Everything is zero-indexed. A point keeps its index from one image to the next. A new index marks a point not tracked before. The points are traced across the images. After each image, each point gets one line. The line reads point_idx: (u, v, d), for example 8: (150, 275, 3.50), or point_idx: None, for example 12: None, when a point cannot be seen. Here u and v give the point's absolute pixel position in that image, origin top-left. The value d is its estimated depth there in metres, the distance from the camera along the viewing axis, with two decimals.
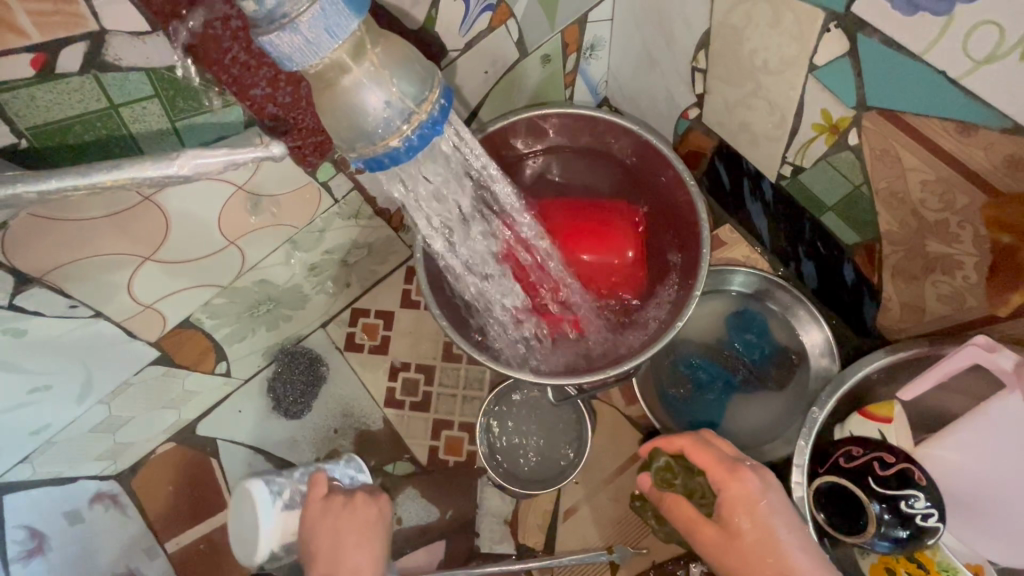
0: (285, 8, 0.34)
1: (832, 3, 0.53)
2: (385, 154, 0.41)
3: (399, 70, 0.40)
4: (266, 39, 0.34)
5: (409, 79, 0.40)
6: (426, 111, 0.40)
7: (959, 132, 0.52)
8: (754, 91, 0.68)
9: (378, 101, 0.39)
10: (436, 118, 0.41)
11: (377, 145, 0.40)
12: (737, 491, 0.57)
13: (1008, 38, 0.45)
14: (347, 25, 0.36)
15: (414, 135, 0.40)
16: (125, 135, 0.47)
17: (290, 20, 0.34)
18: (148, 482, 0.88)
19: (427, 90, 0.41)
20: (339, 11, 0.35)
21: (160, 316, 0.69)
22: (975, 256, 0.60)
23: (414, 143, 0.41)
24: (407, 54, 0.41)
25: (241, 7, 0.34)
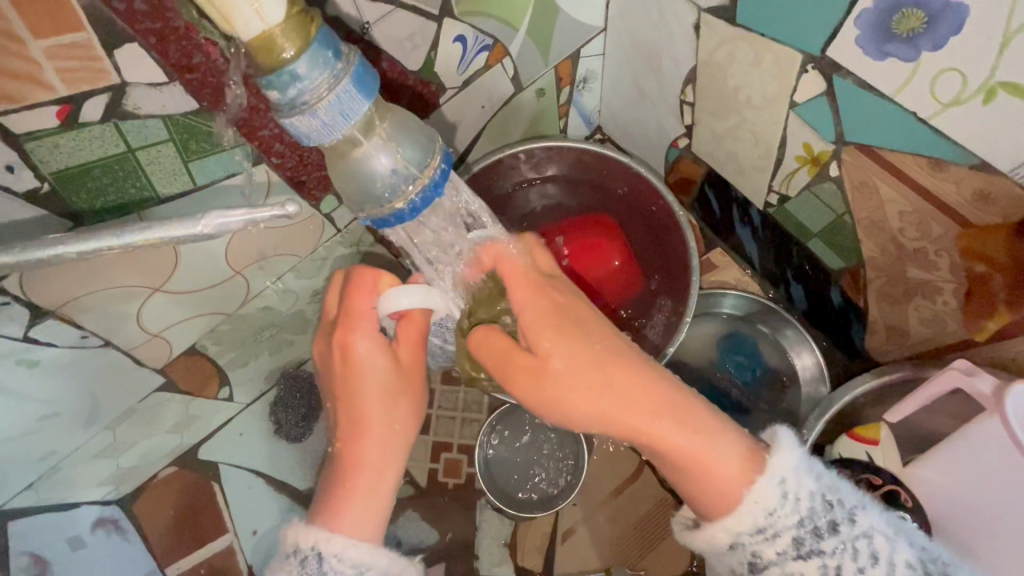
0: (304, 96, 0.37)
1: (809, 47, 0.56)
2: (391, 215, 0.44)
3: (404, 141, 0.43)
4: (288, 122, 0.38)
5: (413, 148, 0.44)
6: (428, 176, 0.44)
7: (932, 168, 0.55)
8: (739, 124, 0.71)
9: (386, 168, 0.43)
10: (437, 181, 0.44)
11: (384, 208, 0.44)
12: (532, 301, 0.52)
13: (970, 83, 0.48)
14: (358, 109, 0.39)
15: (418, 198, 0.43)
16: (141, 176, 0.50)
17: (308, 106, 0.37)
18: (149, 507, 0.88)
19: (429, 157, 0.44)
20: (350, 96, 0.38)
21: (166, 343, 0.71)
22: (952, 283, 0.63)
23: (417, 205, 0.44)
24: (411, 127, 0.45)
25: (265, 94, 0.38)
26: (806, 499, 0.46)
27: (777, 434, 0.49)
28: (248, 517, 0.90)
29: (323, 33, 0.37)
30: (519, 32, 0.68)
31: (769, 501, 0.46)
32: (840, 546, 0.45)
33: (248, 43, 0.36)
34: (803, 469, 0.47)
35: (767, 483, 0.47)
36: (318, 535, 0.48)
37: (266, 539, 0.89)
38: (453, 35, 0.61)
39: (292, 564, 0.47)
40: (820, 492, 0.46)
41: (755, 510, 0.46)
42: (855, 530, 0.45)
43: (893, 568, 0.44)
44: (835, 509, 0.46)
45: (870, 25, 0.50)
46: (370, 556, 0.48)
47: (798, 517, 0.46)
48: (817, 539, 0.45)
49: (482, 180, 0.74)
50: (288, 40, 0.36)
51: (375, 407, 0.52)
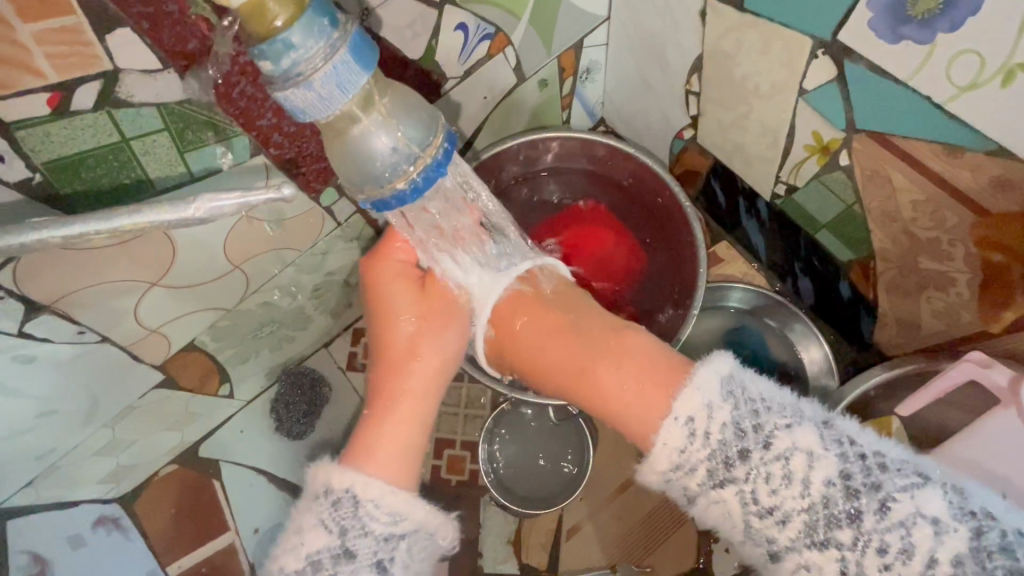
0: (300, 67, 0.36)
1: (819, 31, 0.54)
2: (391, 196, 0.43)
3: (405, 119, 0.42)
4: (283, 95, 0.37)
5: (414, 125, 0.43)
6: (431, 155, 0.43)
7: (946, 154, 0.54)
8: (746, 113, 0.70)
9: (385, 145, 0.42)
10: (440, 161, 0.43)
11: (384, 188, 0.42)
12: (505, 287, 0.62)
13: (988, 66, 0.46)
14: (357, 80, 0.38)
15: (420, 177, 0.42)
16: (135, 167, 0.49)
17: (305, 78, 0.36)
18: (150, 504, 0.87)
19: (431, 135, 0.43)
20: (349, 67, 0.37)
21: (165, 340, 0.70)
22: (966, 273, 0.62)
23: (420, 185, 0.43)
24: (413, 104, 0.43)
25: (258, 66, 0.36)
26: (719, 427, 0.46)
27: (705, 365, 0.49)
28: (249, 515, 0.89)
29: (318, 0, 0.36)
30: (521, 20, 0.66)
31: (678, 441, 0.48)
32: (753, 472, 0.45)
33: (238, 11, 0.34)
34: (717, 403, 0.47)
35: (673, 424, 0.48)
36: (351, 479, 0.51)
37: (268, 537, 0.88)
38: (455, 23, 0.60)
39: (323, 503, 0.50)
40: (736, 421, 0.46)
41: (666, 450, 0.48)
42: (772, 453, 0.45)
43: (810, 488, 0.43)
44: (748, 438, 0.45)
45: (884, 6, 0.48)
46: (404, 506, 0.51)
47: (710, 450, 0.46)
48: (728, 468, 0.46)
49: (485, 173, 0.74)
50: (281, 8, 0.34)
51: (402, 347, 0.59)
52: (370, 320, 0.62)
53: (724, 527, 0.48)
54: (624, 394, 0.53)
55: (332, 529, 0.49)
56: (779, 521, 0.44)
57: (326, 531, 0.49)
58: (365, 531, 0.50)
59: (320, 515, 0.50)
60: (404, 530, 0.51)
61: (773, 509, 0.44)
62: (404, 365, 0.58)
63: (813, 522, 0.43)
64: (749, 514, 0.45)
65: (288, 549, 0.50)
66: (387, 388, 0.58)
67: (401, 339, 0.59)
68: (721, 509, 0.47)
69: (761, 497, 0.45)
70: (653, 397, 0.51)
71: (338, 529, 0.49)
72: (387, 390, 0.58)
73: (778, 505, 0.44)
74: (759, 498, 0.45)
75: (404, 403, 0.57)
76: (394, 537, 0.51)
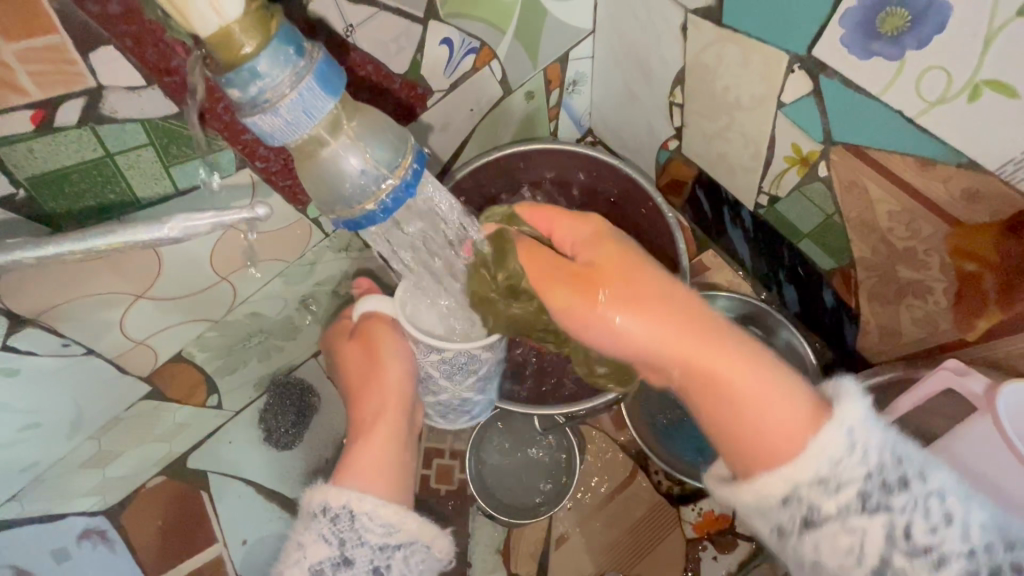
0: (266, 95, 0.37)
1: (795, 46, 0.55)
2: (362, 216, 0.44)
3: (375, 140, 0.43)
4: (251, 120, 0.38)
5: (383, 147, 0.43)
6: (400, 176, 0.43)
7: (919, 167, 0.55)
8: (728, 125, 0.71)
9: (355, 167, 0.42)
10: (410, 182, 0.44)
11: (354, 208, 0.43)
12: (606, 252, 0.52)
13: (955, 82, 0.48)
14: (323, 106, 0.38)
15: (389, 198, 0.43)
16: (120, 181, 0.49)
17: (271, 105, 0.37)
18: (138, 517, 0.87)
19: (400, 156, 0.44)
20: (314, 94, 0.38)
21: (152, 351, 0.71)
22: (943, 282, 0.63)
23: (389, 205, 0.43)
24: (382, 127, 0.44)
25: (227, 93, 0.37)
26: (874, 449, 0.42)
27: (842, 383, 0.45)
28: (237, 526, 0.88)
29: (284, 29, 0.37)
30: (506, 34, 0.68)
31: (835, 451, 0.42)
32: (913, 502, 0.40)
33: (206, 38, 0.35)
34: (866, 415, 0.43)
35: (835, 432, 0.42)
36: (348, 495, 0.50)
37: (256, 549, 0.87)
38: (440, 37, 0.61)
39: (322, 520, 0.49)
40: (885, 442, 0.42)
41: (817, 459, 0.42)
42: (930, 488, 0.41)
43: (970, 532, 0.40)
44: (905, 466, 0.41)
45: (855, 23, 0.50)
46: (397, 517, 0.50)
47: (866, 469, 0.41)
48: (886, 494, 0.41)
49: (470, 183, 0.74)
50: (247, 36, 0.35)
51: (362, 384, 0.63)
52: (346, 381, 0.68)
53: (837, 565, 0.42)
54: (749, 387, 0.46)
55: (332, 541, 0.48)
56: (935, 561, 0.39)
57: (325, 544, 0.48)
58: (361, 542, 0.49)
59: (319, 531, 0.49)
60: (399, 541, 0.50)
61: (929, 548, 0.39)
62: (370, 400, 0.62)
63: (972, 569, 0.39)
64: (895, 550, 0.40)
65: (289, 565, 0.48)
66: (363, 421, 0.61)
67: (362, 381, 0.64)
68: (856, 539, 0.41)
69: (915, 534, 0.40)
70: (798, 417, 0.44)
71: (338, 540, 0.48)
72: (365, 418, 0.61)
73: (937, 545, 0.39)
74: (912, 534, 0.40)
75: (377, 428, 0.59)
76: (391, 547, 0.49)
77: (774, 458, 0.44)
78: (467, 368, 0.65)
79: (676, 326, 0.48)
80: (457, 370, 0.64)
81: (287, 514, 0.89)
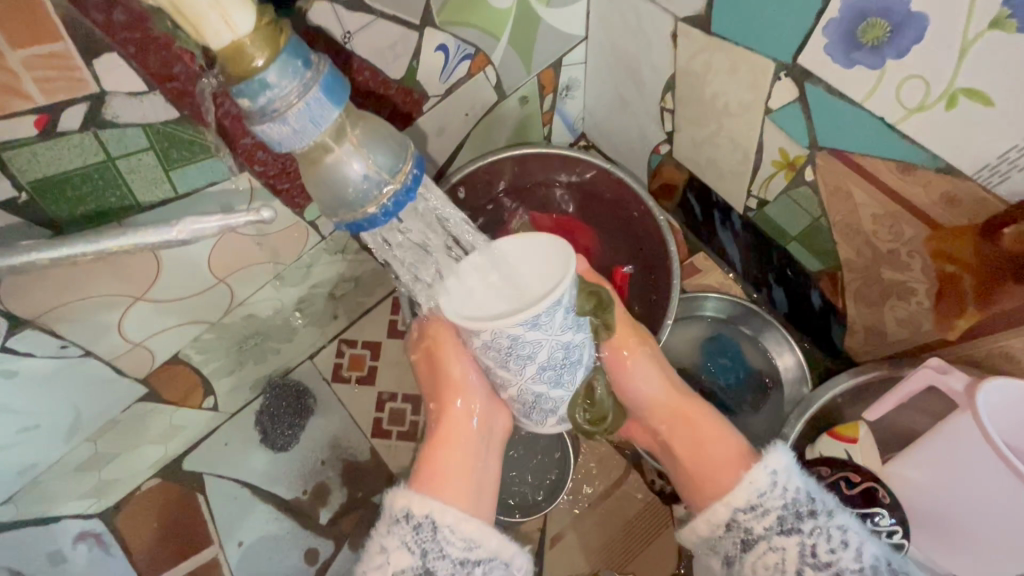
0: (274, 104, 0.38)
1: (780, 55, 0.57)
2: (365, 219, 0.45)
3: (376, 147, 0.44)
4: (259, 128, 0.39)
5: (385, 153, 0.44)
6: (401, 181, 0.45)
7: (900, 172, 0.57)
8: (717, 130, 0.73)
9: (358, 173, 0.44)
10: (409, 187, 0.45)
11: (357, 212, 0.44)
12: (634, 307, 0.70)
13: (933, 90, 0.50)
14: (329, 115, 0.40)
15: (390, 203, 0.44)
16: (122, 185, 0.50)
17: (279, 114, 0.38)
18: (134, 518, 0.87)
19: (401, 162, 0.45)
20: (320, 103, 0.39)
21: (149, 353, 0.71)
22: (924, 283, 0.64)
23: (390, 209, 0.45)
24: (384, 133, 0.45)
25: (237, 102, 0.39)
26: (792, 488, 0.53)
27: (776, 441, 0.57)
28: (233, 528, 0.88)
29: (293, 43, 0.38)
30: (500, 41, 0.69)
31: (759, 485, 0.53)
32: (818, 528, 0.50)
33: (218, 52, 0.37)
34: (793, 471, 0.54)
35: (759, 469, 0.54)
36: (431, 505, 0.51)
37: (252, 551, 0.87)
38: (436, 44, 0.62)
39: (404, 527, 0.50)
40: (804, 488, 0.53)
41: (749, 487, 0.54)
42: (833, 521, 0.51)
43: (861, 554, 0.49)
44: (817, 502, 0.52)
45: (837, 33, 0.51)
46: (478, 532, 0.51)
47: (784, 500, 0.52)
48: (798, 519, 0.51)
49: (464, 188, 0.76)
50: (258, 50, 0.36)
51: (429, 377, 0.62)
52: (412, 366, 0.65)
53: None
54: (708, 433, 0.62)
55: (414, 550, 0.49)
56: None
57: (407, 552, 0.49)
58: (443, 554, 0.50)
59: (401, 537, 0.50)
60: (478, 557, 0.51)
61: (830, 563, 0.49)
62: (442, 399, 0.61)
63: None
64: (805, 564, 0.49)
65: (372, 569, 0.50)
66: (431, 423, 0.61)
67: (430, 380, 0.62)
68: (778, 556, 0.51)
69: (820, 552, 0.50)
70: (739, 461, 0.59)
71: (419, 550, 0.50)
72: (433, 420, 0.61)
73: (836, 561, 0.49)
74: (817, 552, 0.50)
75: (445, 425, 0.60)
76: (471, 562, 0.50)
77: (712, 488, 0.58)
78: (521, 355, 0.55)
79: (676, 390, 0.66)
80: (512, 355, 0.55)
81: (282, 515, 0.89)
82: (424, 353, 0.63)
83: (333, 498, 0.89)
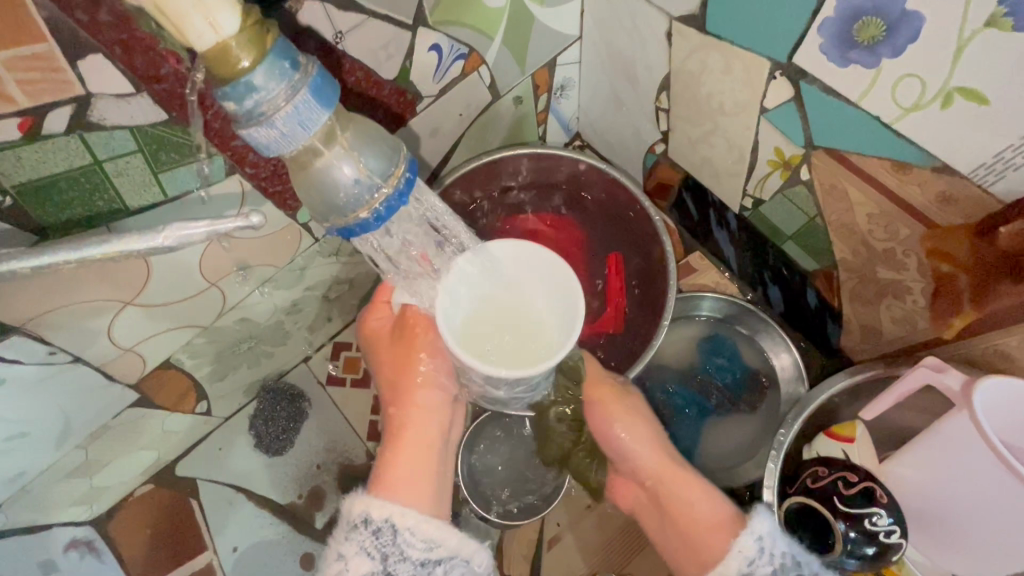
0: (262, 107, 0.37)
1: (775, 54, 0.57)
2: (356, 224, 0.44)
3: (367, 150, 0.44)
4: (247, 132, 0.38)
5: (375, 157, 0.44)
6: (393, 185, 0.44)
7: (896, 170, 0.57)
8: (713, 129, 0.72)
9: (349, 177, 0.43)
10: (402, 191, 0.45)
11: (348, 217, 0.44)
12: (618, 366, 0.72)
13: (929, 88, 0.49)
14: (318, 118, 0.39)
15: (382, 207, 0.44)
16: (109, 189, 0.49)
17: (267, 117, 0.37)
18: (126, 525, 0.86)
19: (393, 166, 0.44)
20: (309, 106, 0.38)
21: (141, 358, 0.70)
22: (920, 282, 0.64)
23: (382, 214, 0.44)
24: (375, 136, 0.45)
25: (222, 106, 0.38)
26: (778, 553, 0.57)
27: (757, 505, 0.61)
28: (228, 534, 0.87)
29: (280, 44, 0.38)
30: (494, 41, 0.68)
31: (748, 552, 0.57)
32: None
33: (203, 53, 0.36)
34: (777, 534, 0.58)
35: (747, 538, 0.57)
36: (391, 508, 0.51)
37: (247, 556, 0.86)
38: (429, 43, 0.61)
39: (363, 533, 0.50)
40: (788, 551, 0.57)
41: (738, 557, 0.57)
42: None
43: None
44: (802, 565, 0.57)
45: (833, 32, 0.51)
46: (438, 532, 0.51)
47: (772, 566, 0.56)
48: None
49: (458, 187, 0.75)
50: (244, 51, 0.36)
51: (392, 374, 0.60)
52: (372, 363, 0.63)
53: None
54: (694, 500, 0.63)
55: (374, 555, 0.49)
56: None
57: (367, 558, 0.49)
58: (404, 557, 0.49)
59: (360, 543, 0.49)
60: (440, 556, 0.50)
61: None
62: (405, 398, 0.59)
63: None
64: None
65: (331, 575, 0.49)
66: (392, 421, 0.59)
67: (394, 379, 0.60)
68: None
69: None
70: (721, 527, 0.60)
71: (380, 555, 0.49)
72: (394, 419, 0.59)
73: None
74: None
75: (407, 425, 0.58)
76: (431, 563, 0.50)
77: (705, 557, 0.60)
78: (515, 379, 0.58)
79: (662, 453, 0.67)
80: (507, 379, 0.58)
81: (277, 520, 0.88)
82: (397, 344, 0.60)
83: (329, 501, 0.89)
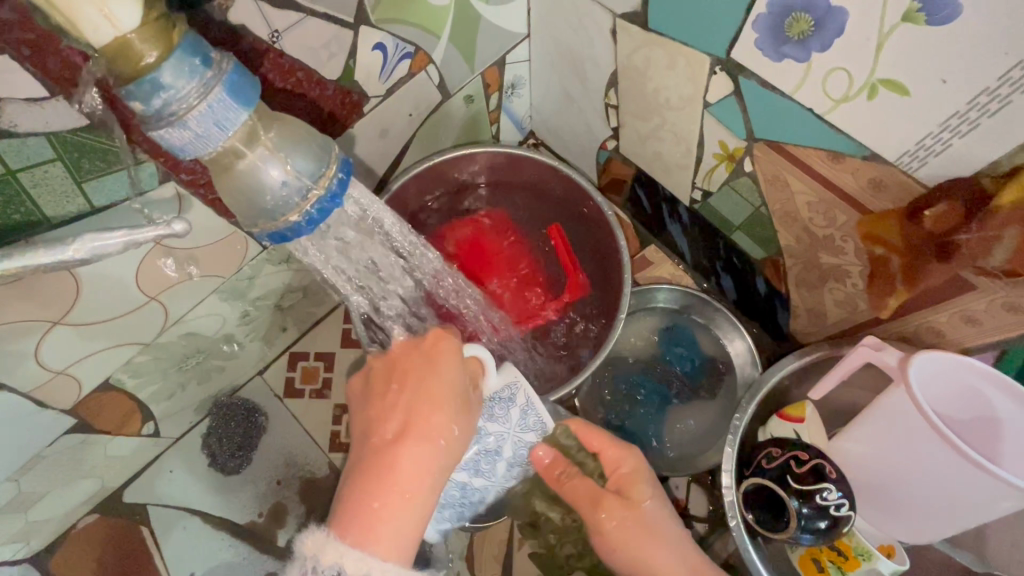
0: (172, 106, 0.36)
1: (715, 50, 0.59)
2: (288, 228, 0.43)
3: (294, 150, 0.42)
4: (158, 134, 0.37)
5: (305, 157, 0.42)
6: (324, 186, 0.43)
7: (830, 159, 0.60)
8: (660, 124, 0.74)
9: (276, 179, 0.41)
10: (334, 192, 0.44)
11: (277, 221, 0.42)
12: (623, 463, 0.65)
13: (856, 80, 0.52)
14: (236, 118, 0.38)
15: (314, 209, 0.43)
16: (25, 201, 0.46)
17: (178, 118, 0.36)
18: (69, 561, 0.81)
19: (324, 166, 0.43)
20: (225, 106, 0.37)
21: (76, 381, 0.66)
22: (858, 265, 0.68)
23: (314, 217, 0.43)
24: (304, 136, 0.43)
25: (129, 105, 0.36)
26: None
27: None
28: (183, 560, 0.83)
29: (189, 39, 0.36)
30: (440, 40, 0.67)
31: None
32: None
33: (102, 50, 0.34)
34: None
35: None
36: (373, 564, 0.47)
37: None
38: (373, 43, 0.60)
39: None
40: None
41: None
42: None
43: None
44: None
45: (766, 28, 0.53)
46: None
47: None
48: None
49: (409, 190, 0.73)
50: (147, 46, 0.34)
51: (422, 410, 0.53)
52: (392, 380, 0.55)
53: None
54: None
55: None
56: None
57: None
58: None
59: None
60: None
61: None
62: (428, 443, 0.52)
63: None
64: None
65: None
66: (395, 457, 0.51)
67: (423, 418, 0.52)
68: None
69: None
70: None
71: None
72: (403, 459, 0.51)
73: None
74: None
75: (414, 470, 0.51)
76: None
77: None
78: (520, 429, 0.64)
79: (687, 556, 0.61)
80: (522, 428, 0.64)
81: (236, 542, 0.84)
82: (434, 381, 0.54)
83: (291, 518, 0.85)
